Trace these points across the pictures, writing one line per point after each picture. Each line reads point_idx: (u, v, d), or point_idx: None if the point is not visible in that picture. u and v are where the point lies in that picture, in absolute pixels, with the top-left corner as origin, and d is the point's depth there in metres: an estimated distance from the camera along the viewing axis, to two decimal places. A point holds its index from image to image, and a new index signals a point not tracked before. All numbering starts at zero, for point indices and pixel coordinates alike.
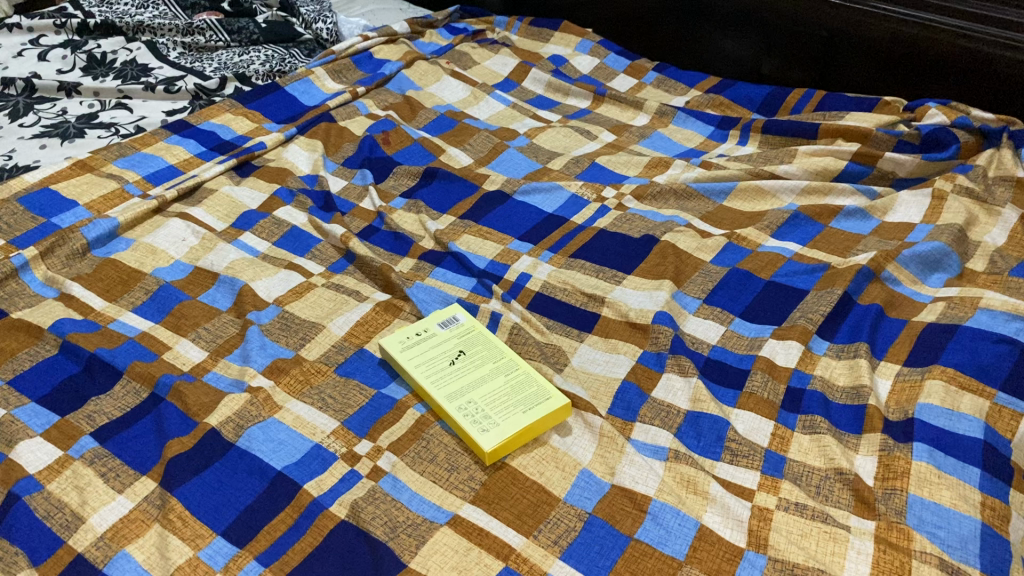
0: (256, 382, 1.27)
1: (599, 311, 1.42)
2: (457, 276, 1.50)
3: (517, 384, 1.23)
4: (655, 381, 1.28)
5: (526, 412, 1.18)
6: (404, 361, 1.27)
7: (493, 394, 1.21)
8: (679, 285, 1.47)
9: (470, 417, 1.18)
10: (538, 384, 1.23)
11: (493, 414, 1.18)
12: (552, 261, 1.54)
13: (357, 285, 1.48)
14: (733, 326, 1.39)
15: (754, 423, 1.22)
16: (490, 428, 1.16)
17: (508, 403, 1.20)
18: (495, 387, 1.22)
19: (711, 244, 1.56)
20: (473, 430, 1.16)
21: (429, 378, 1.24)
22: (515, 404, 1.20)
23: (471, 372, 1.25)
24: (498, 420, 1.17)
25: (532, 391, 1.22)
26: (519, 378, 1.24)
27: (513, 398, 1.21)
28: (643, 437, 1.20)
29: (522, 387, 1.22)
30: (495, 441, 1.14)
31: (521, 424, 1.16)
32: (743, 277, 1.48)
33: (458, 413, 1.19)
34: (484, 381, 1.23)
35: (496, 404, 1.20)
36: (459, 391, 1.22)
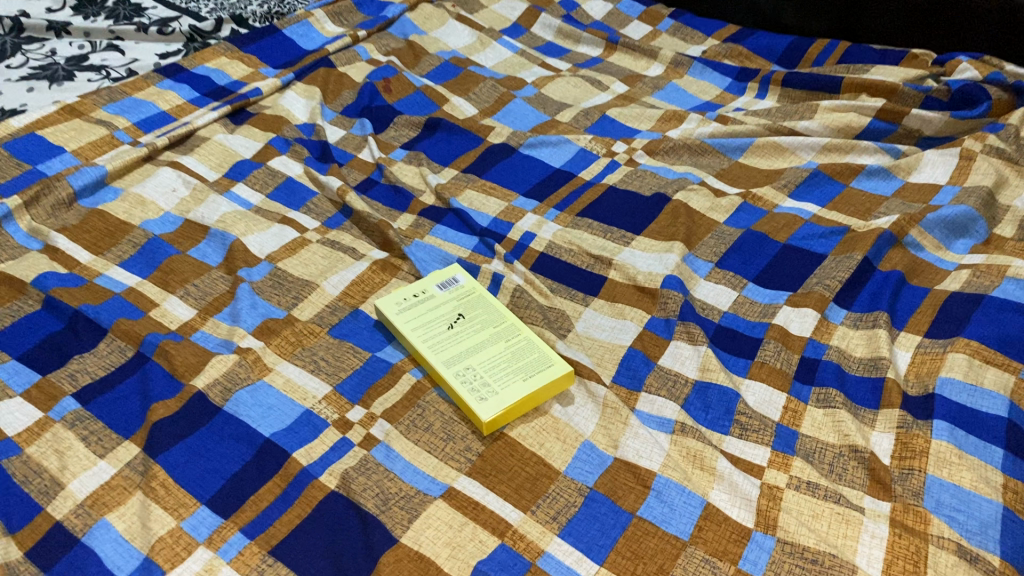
0: (245, 343, 1.22)
1: (606, 274, 1.36)
2: (458, 234, 1.43)
3: (518, 350, 1.17)
4: (663, 349, 1.22)
5: (527, 380, 1.13)
6: (401, 325, 1.22)
7: (493, 360, 1.16)
8: (690, 247, 1.40)
9: (467, 384, 1.13)
10: (539, 351, 1.17)
11: (492, 381, 1.13)
12: (558, 219, 1.47)
13: (353, 241, 1.42)
14: (747, 292, 1.33)
15: (766, 396, 1.16)
16: (488, 396, 1.11)
17: (508, 369, 1.15)
18: (495, 353, 1.17)
19: (725, 205, 1.49)
20: (471, 399, 1.11)
21: (426, 342, 1.19)
22: (515, 371, 1.14)
23: (470, 336, 1.19)
24: (497, 388, 1.12)
25: (533, 358, 1.16)
26: (520, 344, 1.18)
27: (513, 365, 1.15)
28: (648, 408, 1.14)
29: (523, 353, 1.17)
30: (493, 411, 1.09)
31: (521, 392, 1.11)
32: (758, 240, 1.41)
33: (456, 380, 1.13)
34: (483, 347, 1.18)
35: (495, 370, 1.14)
36: (457, 356, 1.17)
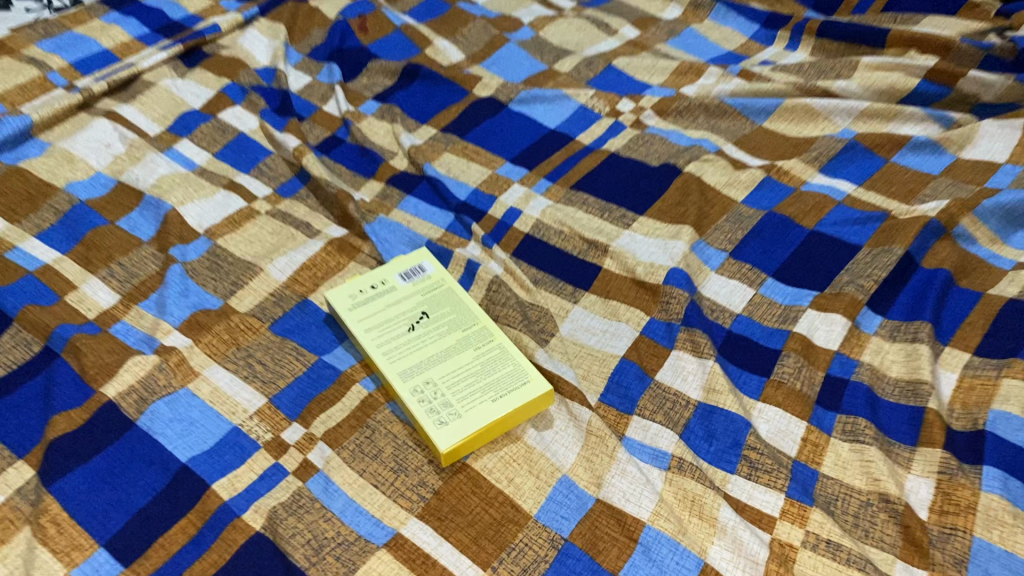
0: (169, 341, 1.04)
1: (600, 262, 1.16)
2: (430, 209, 1.24)
3: (489, 362, 0.99)
4: (662, 362, 1.03)
5: (496, 402, 0.95)
6: (353, 324, 1.03)
7: (458, 373, 0.97)
8: (700, 232, 1.20)
9: (426, 403, 0.94)
10: (514, 363, 0.99)
11: (455, 401, 0.95)
12: (548, 193, 1.27)
13: (308, 215, 1.22)
14: (764, 289, 1.13)
15: (783, 424, 0.97)
16: (449, 420, 0.93)
17: (476, 386, 0.96)
18: (461, 364, 0.98)
19: (745, 179, 1.27)
20: (429, 423, 0.93)
21: (381, 347, 1.00)
22: (484, 388, 0.96)
23: (433, 341, 1.01)
24: (461, 411, 0.94)
25: (506, 372, 0.98)
26: (492, 354, 1.00)
27: (482, 380, 0.97)
28: (640, 436, 0.96)
29: (494, 366, 0.98)
30: (454, 439, 0.91)
31: (489, 417, 0.93)
32: (781, 225, 1.21)
33: (413, 398, 0.95)
34: (448, 355, 0.99)
35: (460, 386, 0.96)
36: (416, 367, 0.98)
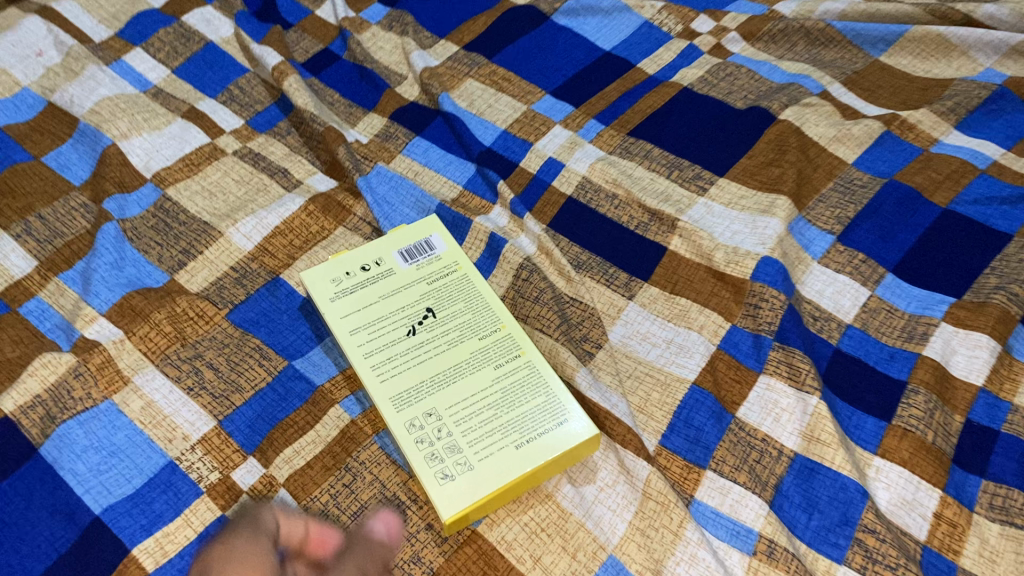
0: (93, 334, 0.79)
1: (666, 242, 0.88)
2: (445, 157, 0.96)
3: (514, 387, 0.72)
4: (746, 391, 0.77)
5: (521, 449, 0.68)
6: (334, 322, 0.75)
7: (471, 403, 0.70)
8: (799, 205, 0.91)
9: (425, 447, 0.68)
10: (547, 390, 0.72)
11: (465, 444, 0.68)
12: (600, 140, 0.98)
13: (286, 158, 0.95)
14: (881, 290, 0.85)
15: (910, 492, 0.71)
16: (456, 474, 0.67)
17: (494, 423, 0.70)
18: (475, 390, 0.71)
19: (858, 134, 0.98)
20: (428, 477, 0.67)
21: (369, 358, 0.73)
22: (505, 428, 0.69)
23: (440, 353, 0.73)
24: (472, 460, 0.68)
25: (536, 404, 0.71)
26: (518, 375, 0.72)
27: (503, 415, 0.70)
28: (716, 502, 0.71)
29: (521, 393, 0.71)
30: (461, 503, 0.66)
31: (510, 474, 0.67)
32: (905, 201, 0.92)
33: (408, 437, 0.69)
34: (459, 375, 0.72)
35: (472, 423, 0.69)
36: (415, 390, 0.71)
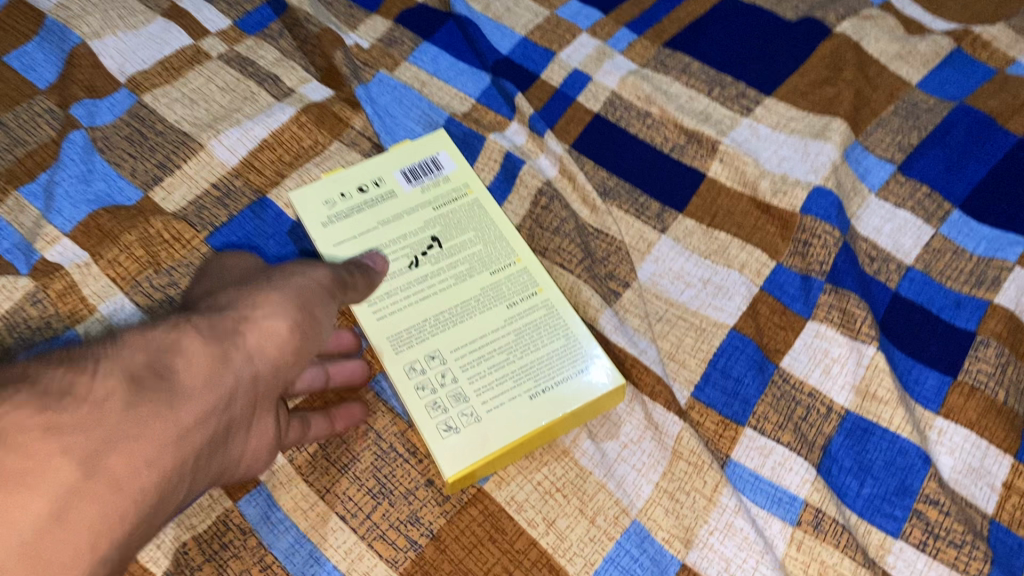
0: (55, 256, 0.70)
1: (705, 168, 0.78)
2: (456, 66, 0.85)
3: (529, 329, 0.63)
4: (793, 338, 0.68)
5: (536, 399, 0.60)
6: (327, 250, 0.66)
7: (480, 345, 0.62)
8: (855, 128, 0.81)
9: (426, 394, 0.60)
10: (566, 334, 0.63)
11: (472, 393, 0.60)
12: (632, 52, 0.87)
13: (278, 64, 0.85)
14: (947, 227, 0.75)
15: (978, 458, 0.62)
16: (460, 426, 0.59)
17: (505, 368, 0.61)
18: (486, 330, 0.62)
19: (924, 51, 0.87)
20: (429, 429, 0.59)
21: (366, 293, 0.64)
22: (517, 374, 0.61)
23: (446, 287, 0.64)
24: (478, 411, 0.59)
25: (553, 348, 0.62)
26: (533, 315, 0.63)
27: (516, 360, 0.61)
28: (755, 464, 0.62)
29: (537, 335, 0.62)
30: (466, 459, 0.58)
31: (522, 428, 0.59)
32: (976, 127, 0.80)
33: (408, 382, 0.61)
34: (467, 313, 0.63)
35: (480, 368, 0.61)
36: (417, 329, 0.62)
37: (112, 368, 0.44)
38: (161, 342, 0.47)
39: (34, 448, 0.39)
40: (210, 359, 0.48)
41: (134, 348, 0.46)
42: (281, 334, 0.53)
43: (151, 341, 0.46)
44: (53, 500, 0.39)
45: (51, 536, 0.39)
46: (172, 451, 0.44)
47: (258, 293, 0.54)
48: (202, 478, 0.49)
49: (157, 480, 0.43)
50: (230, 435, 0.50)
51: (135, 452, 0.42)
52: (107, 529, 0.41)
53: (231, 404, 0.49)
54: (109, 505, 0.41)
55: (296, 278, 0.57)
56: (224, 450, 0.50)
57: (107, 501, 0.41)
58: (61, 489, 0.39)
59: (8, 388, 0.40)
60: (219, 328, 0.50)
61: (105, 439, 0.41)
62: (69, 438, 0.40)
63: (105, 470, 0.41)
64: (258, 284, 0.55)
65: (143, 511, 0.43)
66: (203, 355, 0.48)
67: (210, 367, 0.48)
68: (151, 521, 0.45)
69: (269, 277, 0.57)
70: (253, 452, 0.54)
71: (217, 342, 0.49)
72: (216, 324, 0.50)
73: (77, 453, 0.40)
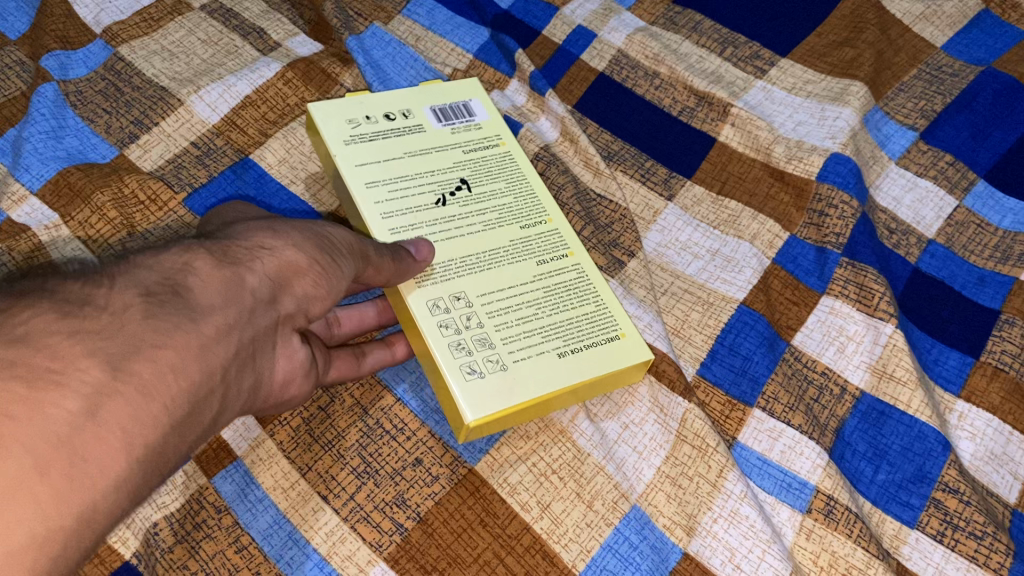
0: (23, 216, 0.66)
1: (716, 132, 0.73)
2: (453, 20, 0.80)
3: (560, 289, 0.58)
4: (806, 314, 0.64)
5: (566, 357, 0.55)
6: (347, 168, 0.60)
7: (509, 296, 0.57)
8: (876, 93, 0.76)
9: (449, 333, 0.54)
10: (597, 302, 0.59)
11: (499, 341, 0.54)
12: (640, 9, 0.82)
13: (264, 16, 0.80)
14: (970, 199, 0.71)
15: (999, 444, 0.59)
16: (486, 372, 0.53)
17: (535, 323, 0.56)
18: (516, 281, 0.58)
19: (950, 11, 0.82)
20: (452, 368, 0.53)
21: (387, 219, 0.58)
22: (548, 330, 0.56)
23: (474, 232, 0.59)
24: (505, 359, 0.54)
25: (587, 312, 0.58)
26: (563, 277, 0.59)
27: (546, 316, 0.56)
28: (763, 447, 0.58)
29: (566, 297, 0.58)
30: (491, 405, 0.52)
31: (551, 383, 0.54)
32: (1004, 94, 0.75)
33: (430, 318, 0.54)
34: (498, 261, 0.58)
35: (510, 317, 0.56)
36: (444, 267, 0.57)
37: (128, 285, 0.41)
38: (174, 261, 0.44)
39: (62, 349, 0.36)
40: (225, 279, 0.45)
41: (150, 266, 0.43)
42: (297, 262, 0.49)
43: (163, 261, 0.43)
44: (83, 398, 0.35)
45: (85, 435, 0.35)
46: (198, 362, 0.41)
47: (272, 223, 0.51)
48: (236, 398, 0.46)
49: (186, 392, 0.40)
50: (258, 350, 0.47)
51: (162, 358, 0.39)
52: (142, 433, 0.37)
53: (254, 320, 0.46)
54: (141, 409, 0.37)
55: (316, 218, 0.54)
56: (253, 367, 0.46)
57: (139, 404, 0.37)
58: (89, 388, 0.36)
59: (26, 296, 0.38)
60: (233, 253, 0.47)
61: (127, 345, 0.38)
62: (95, 342, 0.37)
63: (133, 373, 0.38)
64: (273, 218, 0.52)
65: (175, 421, 0.39)
66: (218, 275, 0.44)
67: (225, 285, 0.44)
68: (183, 438, 0.41)
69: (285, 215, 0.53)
70: (283, 377, 0.51)
71: (229, 265, 0.46)
72: (229, 249, 0.47)
73: (104, 356, 0.37)
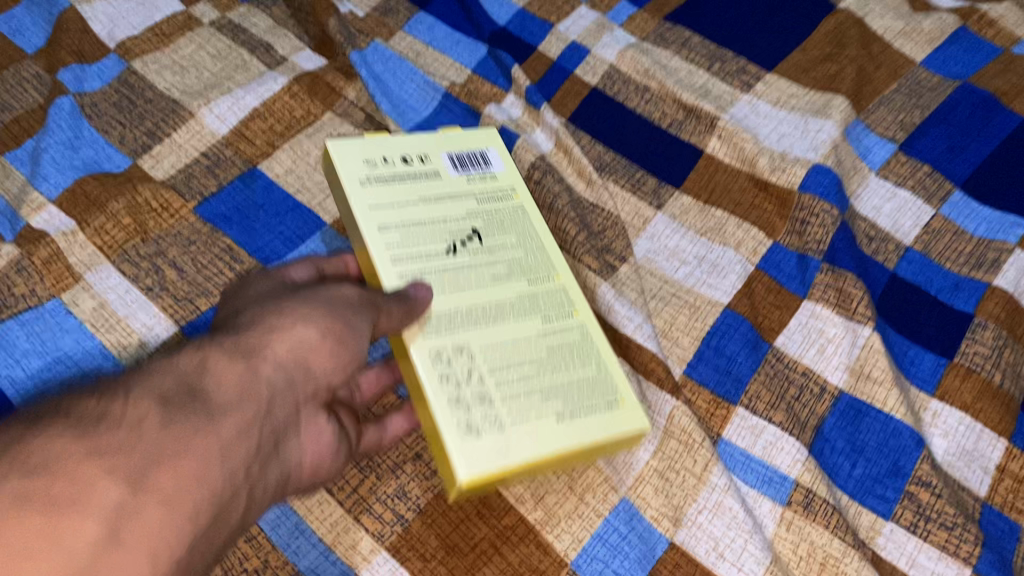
0: (41, 222, 0.69)
1: (703, 143, 0.77)
2: (452, 36, 0.84)
3: (565, 347, 0.57)
4: (788, 317, 0.67)
5: (566, 420, 0.53)
6: (359, 212, 0.59)
7: (512, 352, 0.55)
8: (857, 106, 0.80)
9: (448, 386, 0.52)
10: (604, 364, 0.57)
11: (498, 398, 0.53)
12: (631, 25, 0.86)
13: (271, 31, 0.83)
14: (947, 208, 0.74)
15: (971, 440, 0.62)
16: (483, 429, 0.51)
17: (537, 383, 0.54)
18: (522, 335, 0.56)
19: (929, 28, 0.85)
20: (447, 423, 0.51)
21: (395, 267, 0.57)
22: (549, 391, 0.54)
23: (481, 283, 0.58)
24: (504, 418, 0.52)
25: (595, 373, 0.56)
26: (570, 336, 0.57)
27: (548, 376, 0.55)
28: (746, 443, 0.61)
29: (571, 358, 0.56)
30: (484, 464, 0.50)
31: (551, 447, 0.52)
32: (980, 108, 0.79)
33: (429, 370, 0.53)
34: (505, 313, 0.57)
35: (513, 373, 0.54)
36: (448, 318, 0.56)
37: (144, 393, 0.38)
38: (189, 362, 0.41)
39: (77, 471, 0.34)
40: (240, 371, 0.43)
41: (164, 372, 0.40)
42: (313, 341, 0.47)
43: (176, 364, 0.41)
44: (105, 520, 0.33)
45: (111, 558, 0.33)
46: (221, 465, 0.39)
47: (286, 304, 0.49)
48: (263, 492, 0.44)
49: (212, 497, 0.38)
50: (280, 441, 0.45)
51: (185, 466, 0.37)
52: (169, 548, 0.35)
53: (273, 411, 0.44)
54: (168, 524, 0.35)
55: (329, 288, 0.52)
56: (275, 460, 0.44)
57: (165, 518, 0.35)
58: (111, 508, 0.34)
59: (40, 421, 0.35)
60: (246, 341, 0.45)
61: (147, 458, 0.36)
62: (114, 459, 0.35)
63: (156, 486, 0.35)
64: (285, 296, 0.50)
65: (201, 528, 0.37)
66: (234, 370, 0.42)
67: (243, 379, 0.42)
68: (210, 544, 0.39)
69: (298, 290, 0.51)
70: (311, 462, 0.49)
71: (243, 356, 0.44)
72: (242, 339, 0.45)
73: (123, 472, 0.35)
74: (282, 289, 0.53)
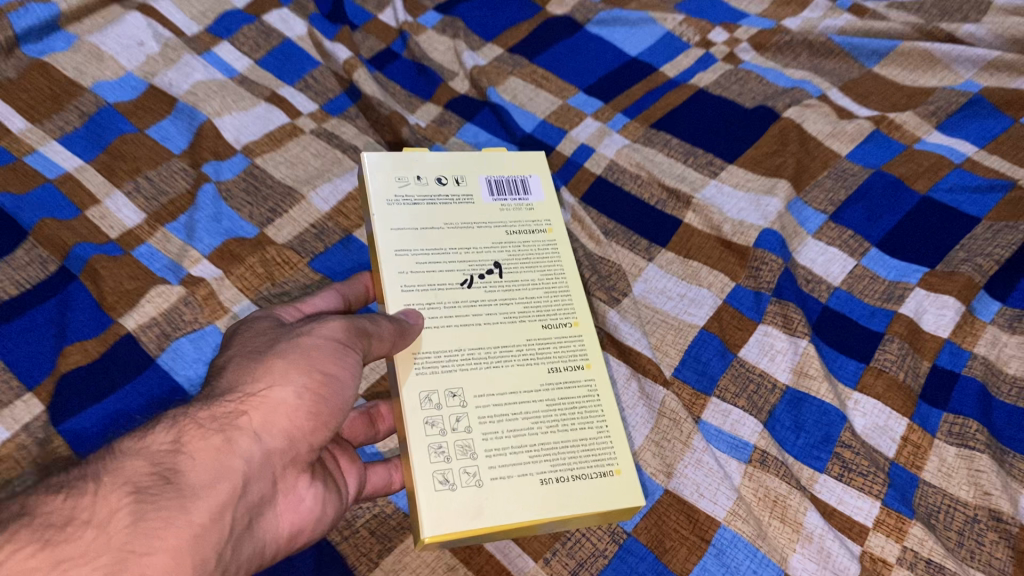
0: (198, 272, 0.94)
1: (682, 216, 1.03)
2: (492, 140, 1.13)
3: (556, 409, 0.77)
4: (747, 336, 0.91)
5: (539, 487, 0.72)
6: (381, 228, 0.83)
7: (507, 412, 0.75)
8: (797, 188, 1.06)
9: (438, 439, 0.73)
10: (591, 429, 0.77)
11: (480, 456, 0.72)
12: (626, 132, 1.14)
13: (358, 137, 1.11)
14: (867, 260, 0.99)
15: (881, 419, 0.85)
16: (457, 483, 0.71)
17: (520, 445, 0.74)
18: (518, 391, 0.77)
19: (851, 131, 1.12)
20: (430, 474, 0.71)
21: (404, 289, 0.80)
22: (536, 454, 0.74)
23: (495, 327, 0.80)
24: (482, 478, 0.71)
25: (577, 432, 0.76)
26: (563, 399, 0.78)
27: (537, 437, 0.75)
28: (718, 421, 0.85)
29: (558, 419, 0.76)
30: (451, 525, 0.69)
31: (517, 506, 0.71)
32: (889, 188, 1.05)
33: (422, 416, 0.73)
34: (509, 365, 0.78)
35: (496, 436, 0.74)
36: (457, 365, 0.77)
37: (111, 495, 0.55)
38: (162, 460, 0.58)
39: None
40: (213, 450, 0.61)
41: (135, 469, 0.57)
42: (281, 402, 0.65)
43: (150, 464, 0.58)
44: None
45: None
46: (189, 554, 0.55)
47: (262, 367, 0.67)
48: (239, 562, 0.60)
49: None
50: (253, 518, 0.62)
51: (150, 562, 0.53)
52: None
53: (243, 494, 0.61)
54: None
55: (305, 336, 0.70)
56: (249, 535, 0.62)
57: None
58: None
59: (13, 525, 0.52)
60: (222, 416, 0.63)
61: (113, 561, 0.52)
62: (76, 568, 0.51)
63: None
64: (262, 353, 0.69)
65: None
66: (200, 463, 0.60)
67: (209, 468, 0.60)
68: None
69: (272, 345, 0.70)
70: (298, 522, 0.67)
71: (218, 434, 0.61)
72: (218, 415, 0.63)
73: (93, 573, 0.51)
74: (267, 335, 0.72)
